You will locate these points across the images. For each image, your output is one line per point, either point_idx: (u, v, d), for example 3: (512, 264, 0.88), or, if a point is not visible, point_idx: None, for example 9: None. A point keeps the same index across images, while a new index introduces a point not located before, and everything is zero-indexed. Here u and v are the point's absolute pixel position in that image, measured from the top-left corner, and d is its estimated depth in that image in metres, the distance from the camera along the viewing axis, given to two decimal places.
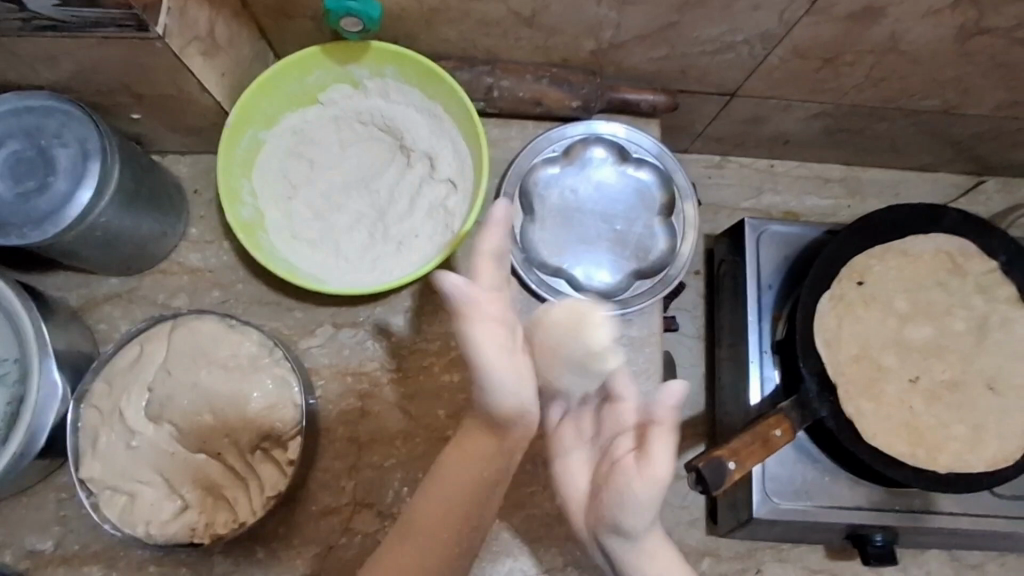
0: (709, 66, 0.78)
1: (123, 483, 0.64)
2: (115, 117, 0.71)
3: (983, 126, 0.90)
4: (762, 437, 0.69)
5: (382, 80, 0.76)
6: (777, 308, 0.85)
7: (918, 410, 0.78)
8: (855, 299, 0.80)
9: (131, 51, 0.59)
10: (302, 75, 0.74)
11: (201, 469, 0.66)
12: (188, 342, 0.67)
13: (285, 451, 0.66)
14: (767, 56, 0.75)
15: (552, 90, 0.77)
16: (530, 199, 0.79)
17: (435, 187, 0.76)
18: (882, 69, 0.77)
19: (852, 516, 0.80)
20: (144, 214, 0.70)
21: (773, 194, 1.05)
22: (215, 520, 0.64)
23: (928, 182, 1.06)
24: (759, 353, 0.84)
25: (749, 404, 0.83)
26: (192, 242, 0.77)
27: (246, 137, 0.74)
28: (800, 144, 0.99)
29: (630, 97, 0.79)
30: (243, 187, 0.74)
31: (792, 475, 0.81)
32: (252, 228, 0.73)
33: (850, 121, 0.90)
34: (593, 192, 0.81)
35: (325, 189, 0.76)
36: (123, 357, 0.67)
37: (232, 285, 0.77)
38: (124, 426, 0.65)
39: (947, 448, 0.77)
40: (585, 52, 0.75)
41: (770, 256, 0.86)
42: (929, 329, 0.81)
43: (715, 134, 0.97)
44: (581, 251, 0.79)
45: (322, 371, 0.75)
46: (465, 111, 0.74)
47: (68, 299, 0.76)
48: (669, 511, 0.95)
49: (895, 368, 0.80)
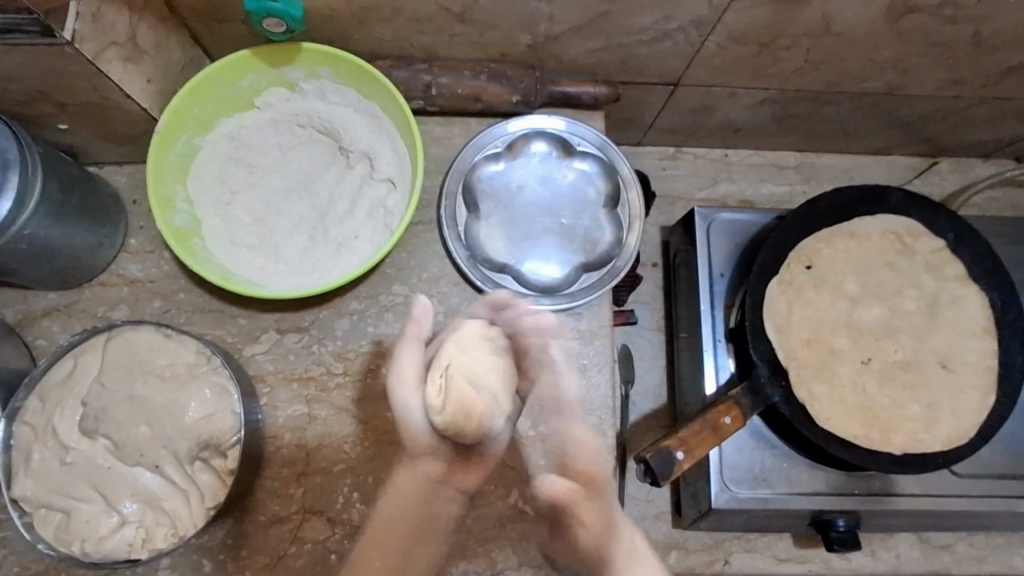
0: (647, 56, 0.78)
1: (57, 500, 0.63)
2: (43, 127, 0.70)
3: (928, 106, 0.90)
4: (712, 425, 0.68)
5: (318, 82, 0.75)
6: (730, 295, 0.84)
7: (872, 392, 0.78)
8: (804, 282, 0.80)
9: (44, 59, 0.58)
10: (235, 79, 0.73)
11: (139, 483, 0.64)
12: (123, 353, 0.66)
13: (224, 460, 0.65)
14: (703, 43, 0.75)
15: (491, 85, 0.77)
16: (473, 195, 0.78)
17: (375, 187, 0.76)
18: (819, 52, 0.77)
19: (812, 502, 0.80)
20: (75, 226, 0.69)
21: (728, 182, 1.05)
22: (154, 534, 0.63)
23: (882, 165, 1.06)
24: (712, 341, 0.83)
25: (705, 393, 0.82)
26: (132, 252, 0.76)
27: (179, 143, 0.73)
28: (751, 132, 0.99)
29: (570, 91, 0.79)
30: (177, 194, 0.73)
31: (750, 462, 0.80)
32: (186, 234, 0.72)
33: (797, 107, 0.91)
34: (538, 186, 0.80)
35: (263, 193, 0.75)
36: (56, 372, 0.66)
37: (173, 294, 0.75)
38: (57, 441, 0.64)
39: (901, 428, 0.76)
40: (522, 45, 0.75)
41: (720, 243, 0.86)
42: (880, 310, 0.81)
43: (667, 125, 0.97)
44: (528, 245, 0.79)
45: (267, 378, 0.74)
46: (400, 109, 0.73)
47: (6, 315, 0.75)
48: (635, 506, 0.94)
49: (847, 350, 0.80)
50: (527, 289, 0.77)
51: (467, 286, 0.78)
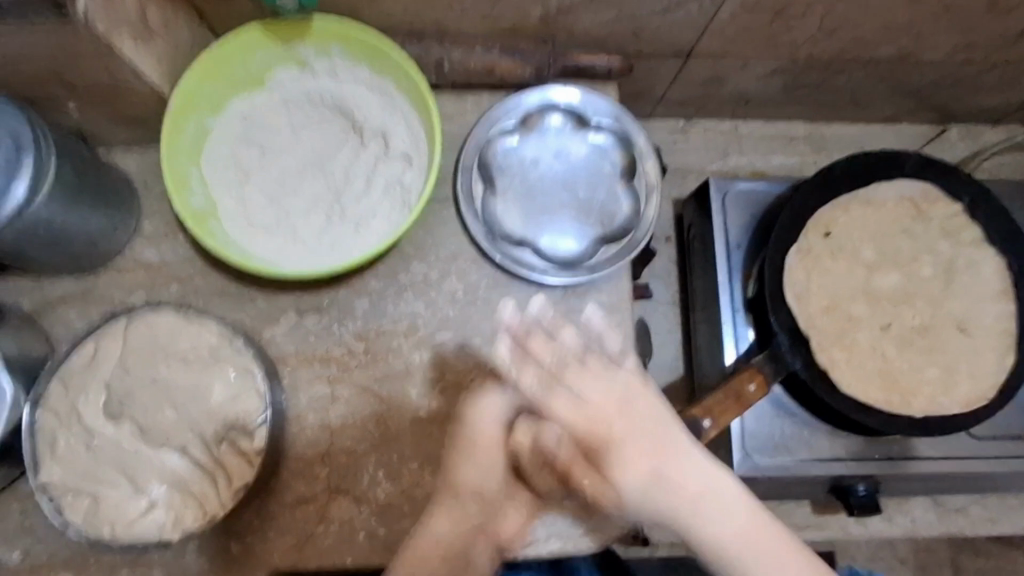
0: (661, 26, 0.77)
1: (86, 485, 0.62)
2: (51, 110, 0.68)
3: (940, 72, 0.90)
4: (736, 393, 0.70)
5: (329, 58, 0.74)
6: (746, 266, 0.84)
7: (891, 356, 0.78)
8: (822, 250, 0.80)
9: (55, 37, 0.57)
10: (244, 57, 0.72)
11: (167, 466, 0.64)
12: (145, 336, 0.66)
13: (251, 441, 0.64)
14: (718, 12, 0.74)
15: (503, 59, 0.77)
16: (489, 171, 0.78)
17: (391, 163, 0.75)
18: (833, 18, 0.76)
19: (833, 468, 0.80)
20: (88, 208, 0.68)
21: (739, 155, 1.04)
22: (184, 516, 0.63)
23: (891, 134, 1.06)
24: (731, 313, 0.83)
25: (725, 364, 0.82)
26: (146, 237, 0.76)
27: (191, 124, 0.72)
28: (761, 103, 0.98)
29: (583, 62, 0.79)
30: (191, 175, 0.72)
31: (771, 431, 0.81)
32: (202, 215, 0.71)
33: (809, 75, 0.90)
34: (553, 160, 0.79)
35: (277, 173, 0.75)
36: (78, 357, 0.65)
37: (189, 278, 0.75)
38: (83, 426, 0.64)
39: (921, 392, 0.77)
40: (534, 18, 0.74)
41: (735, 216, 0.86)
42: (897, 276, 0.82)
43: (677, 97, 0.96)
44: (545, 220, 0.78)
45: (289, 359, 0.74)
46: (414, 83, 0.72)
47: (20, 303, 0.74)
48: None
49: (866, 315, 0.80)
50: (545, 263, 0.77)
51: (484, 263, 0.77)
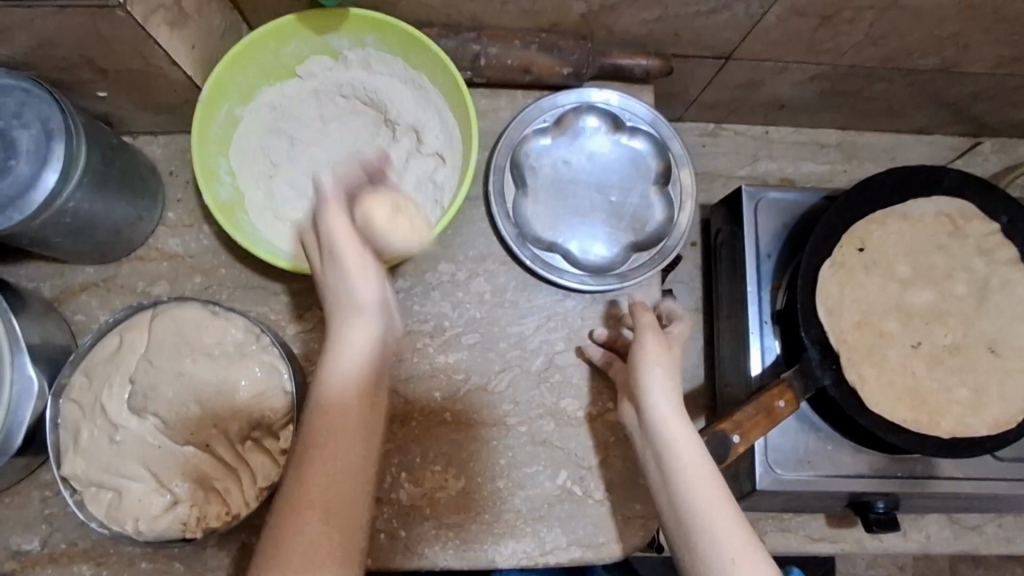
0: (705, 27, 0.75)
1: (108, 479, 0.62)
2: (79, 94, 0.67)
3: (982, 84, 0.88)
4: (766, 408, 0.69)
5: (363, 50, 0.72)
6: (776, 277, 0.83)
7: (921, 375, 0.77)
8: (856, 265, 0.79)
9: (92, 22, 0.55)
10: (278, 46, 0.70)
11: (189, 462, 0.64)
12: (170, 330, 0.65)
13: (277, 440, 0.64)
14: (764, 15, 0.72)
15: (541, 56, 0.74)
16: (521, 171, 0.77)
17: (423, 160, 0.74)
18: (881, 26, 0.74)
19: (854, 484, 0.80)
20: (116, 197, 0.66)
21: (768, 161, 1.03)
22: (207, 513, 0.62)
23: (924, 145, 1.04)
24: (759, 323, 0.82)
25: (750, 374, 0.81)
26: (170, 226, 0.74)
27: (222, 113, 0.70)
28: (796, 109, 0.97)
29: (622, 63, 0.77)
30: (220, 165, 0.71)
31: (795, 445, 0.80)
32: (231, 208, 0.70)
33: (848, 83, 0.88)
34: (585, 162, 0.79)
35: (306, 166, 0.73)
36: (102, 349, 0.65)
37: (214, 270, 0.74)
38: (107, 420, 0.63)
39: (949, 412, 0.76)
40: (575, 15, 0.72)
41: (767, 224, 0.84)
42: (930, 293, 0.80)
43: (710, 100, 0.94)
44: (575, 223, 0.78)
45: (313, 357, 0.73)
46: (451, 79, 0.71)
47: (41, 289, 0.73)
48: None
49: (897, 333, 0.79)
50: (576, 269, 0.75)
51: (513, 265, 0.76)
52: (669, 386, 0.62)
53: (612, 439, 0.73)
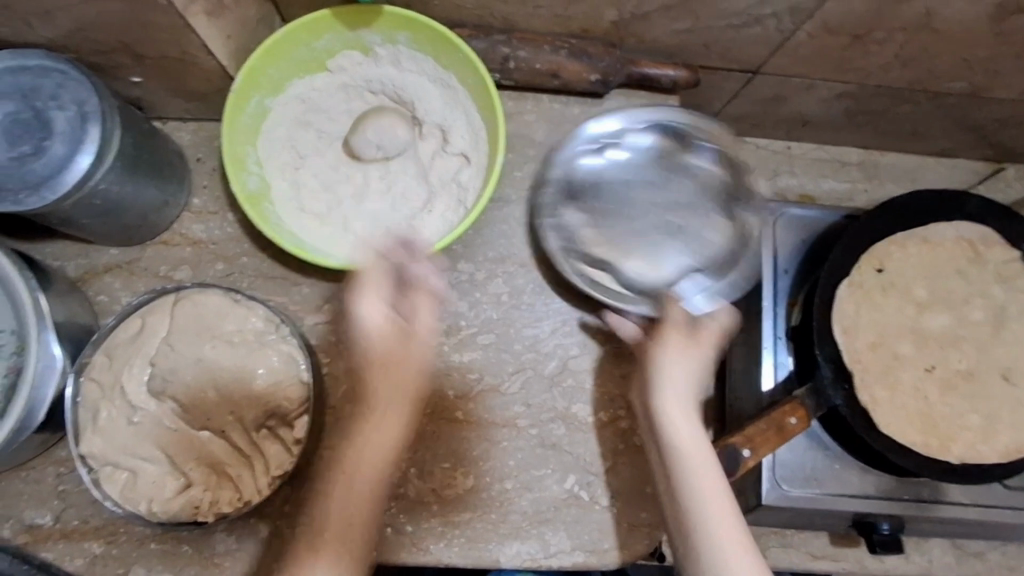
0: (735, 41, 0.75)
1: (124, 459, 0.63)
2: (114, 78, 0.67)
3: (1008, 110, 0.88)
4: (777, 424, 0.69)
5: (394, 47, 0.73)
6: (792, 294, 0.83)
7: (933, 399, 0.77)
8: (874, 286, 0.79)
9: (134, 8, 0.56)
10: (311, 39, 0.71)
11: (204, 446, 0.64)
12: (191, 315, 0.66)
13: (291, 429, 0.65)
14: (795, 32, 0.73)
15: (570, 62, 0.75)
16: (575, 194, 0.78)
17: (447, 160, 0.74)
18: (911, 48, 0.75)
19: (860, 504, 0.80)
20: (145, 182, 0.67)
21: (788, 176, 1.03)
22: (218, 498, 0.63)
23: (946, 168, 1.03)
24: (773, 338, 0.82)
25: (761, 390, 0.81)
26: (195, 212, 0.75)
27: (252, 103, 0.71)
28: (819, 125, 0.97)
29: (650, 72, 0.77)
30: (248, 155, 0.72)
31: (803, 462, 0.80)
32: (257, 198, 0.71)
33: (873, 102, 0.88)
34: (636, 184, 0.80)
35: (333, 160, 0.74)
36: (124, 330, 0.65)
37: (236, 258, 0.74)
38: (125, 400, 0.64)
39: (960, 437, 0.76)
40: (606, 22, 0.73)
41: (786, 240, 0.84)
42: (946, 317, 0.80)
43: (734, 113, 0.94)
44: (635, 247, 0.77)
45: (329, 349, 0.73)
46: (481, 81, 0.71)
47: (65, 268, 0.73)
48: None
49: (911, 355, 0.79)
50: (636, 288, 0.75)
51: (531, 267, 0.77)
52: (684, 391, 0.64)
53: (621, 447, 0.73)
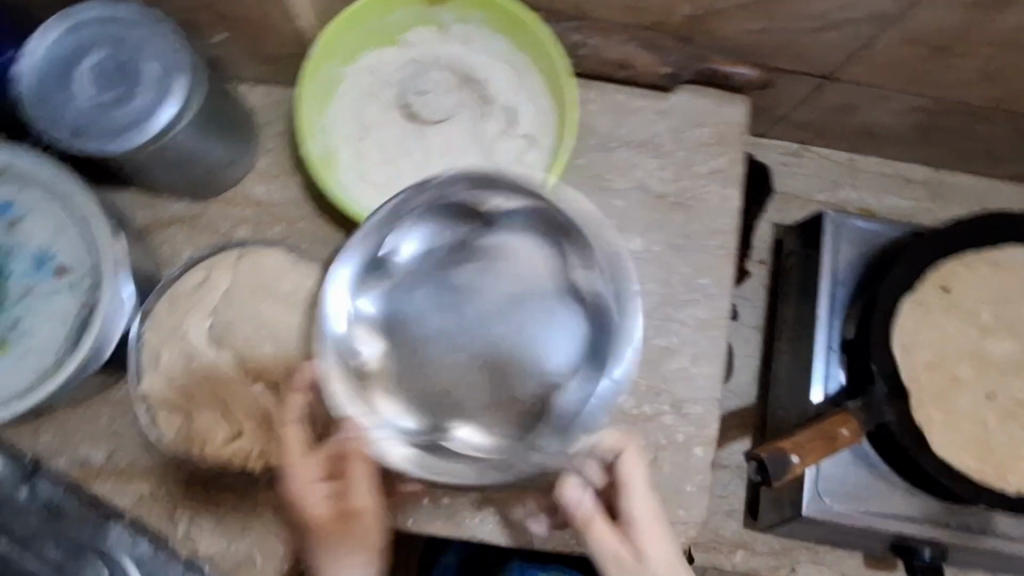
0: (811, 44, 0.74)
1: (180, 404, 0.65)
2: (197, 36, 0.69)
3: None
4: (829, 433, 0.67)
5: (466, 27, 0.75)
6: (848, 306, 0.82)
7: (992, 427, 0.74)
8: (936, 305, 0.76)
9: None
10: (386, 13, 0.73)
11: (252, 401, 0.65)
12: (252, 271, 0.67)
13: None
14: (876, 38, 0.71)
15: (643, 53, 0.75)
16: (391, 315, 0.59)
17: (512, 141, 0.74)
18: (997, 63, 0.72)
19: (903, 526, 0.77)
20: (219, 140, 0.69)
21: (850, 189, 1.00)
22: (267, 451, 0.64)
23: (1016, 192, 1.00)
24: (825, 350, 0.82)
25: (810, 402, 0.81)
26: (260, 173, 0.76)
27: (325, 72, 0.73)
28: (887, 139, 0.94)
29: (722, 69, 0.76)
30: (317, 122, 0.73)
31: (846, 477, 0.78)
32: (324, 163, 0.72)
33: (948, 119, 0.85)
34: (474, 301, 0.60)
35: (397, 133, 0.74)
36: (188, 280, 0.67)
37: (296, 221, 0.76)
38: (183, 347, 0.65)
39: (1018, 467, 0.73)
40: (682, 15, 0.72)
41: (846, 252, 0.83)
42: (1013, 344, 0.77)
43: (800, 120, 0.93)
44: (442, 389, 0.58)
45: None
46: (552, 64, 0.72)
47: (133, 218, 0.76)
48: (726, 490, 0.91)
49: (971, 379, 0.76)
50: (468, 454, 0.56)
51: None
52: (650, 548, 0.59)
53: (663, 441, 0.72)
